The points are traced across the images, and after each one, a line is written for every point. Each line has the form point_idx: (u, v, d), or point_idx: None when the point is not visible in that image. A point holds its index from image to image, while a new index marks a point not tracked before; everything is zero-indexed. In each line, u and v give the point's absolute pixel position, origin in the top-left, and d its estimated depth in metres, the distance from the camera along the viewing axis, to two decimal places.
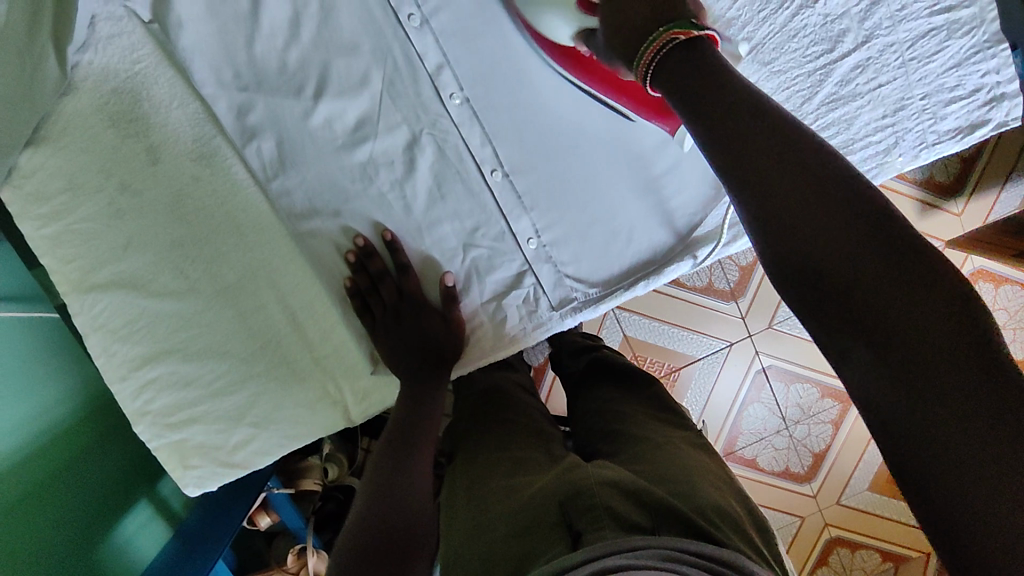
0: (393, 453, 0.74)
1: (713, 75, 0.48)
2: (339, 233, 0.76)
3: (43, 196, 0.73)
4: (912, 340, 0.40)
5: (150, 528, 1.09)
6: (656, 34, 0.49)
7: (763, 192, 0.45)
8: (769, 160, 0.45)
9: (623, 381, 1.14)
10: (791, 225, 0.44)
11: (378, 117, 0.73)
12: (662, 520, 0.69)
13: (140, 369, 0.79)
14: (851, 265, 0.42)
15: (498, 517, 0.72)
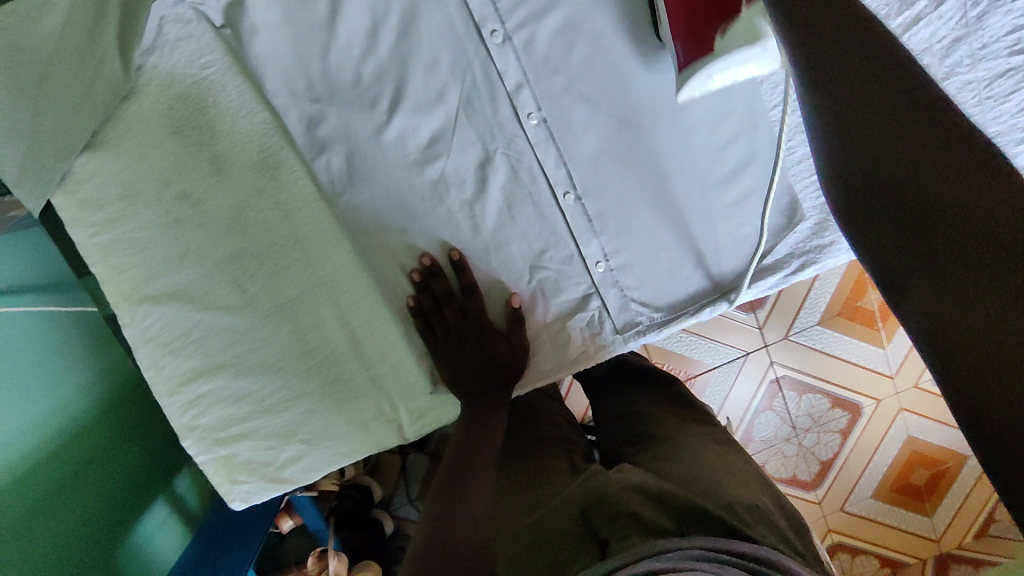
0: (454, 477, 0.66)
1: None
2: (404, 250, 0.74)
3: (98, 203, 0.69)
4: (987, 253, 0.31)
5: (169, 530, 1.06)
6: None
7: (829, 76, 0.35)
8: (836, 49, 0.34)
9: (650, 387, 1.12)
10: (853, 114, 0.34)
11: (452, 134, 0.70)
12: (688, 523, 0.71)
13: (191, 384, 0.76)
14: (913, 168, 0.33)
15: (522, 533, 0.74)
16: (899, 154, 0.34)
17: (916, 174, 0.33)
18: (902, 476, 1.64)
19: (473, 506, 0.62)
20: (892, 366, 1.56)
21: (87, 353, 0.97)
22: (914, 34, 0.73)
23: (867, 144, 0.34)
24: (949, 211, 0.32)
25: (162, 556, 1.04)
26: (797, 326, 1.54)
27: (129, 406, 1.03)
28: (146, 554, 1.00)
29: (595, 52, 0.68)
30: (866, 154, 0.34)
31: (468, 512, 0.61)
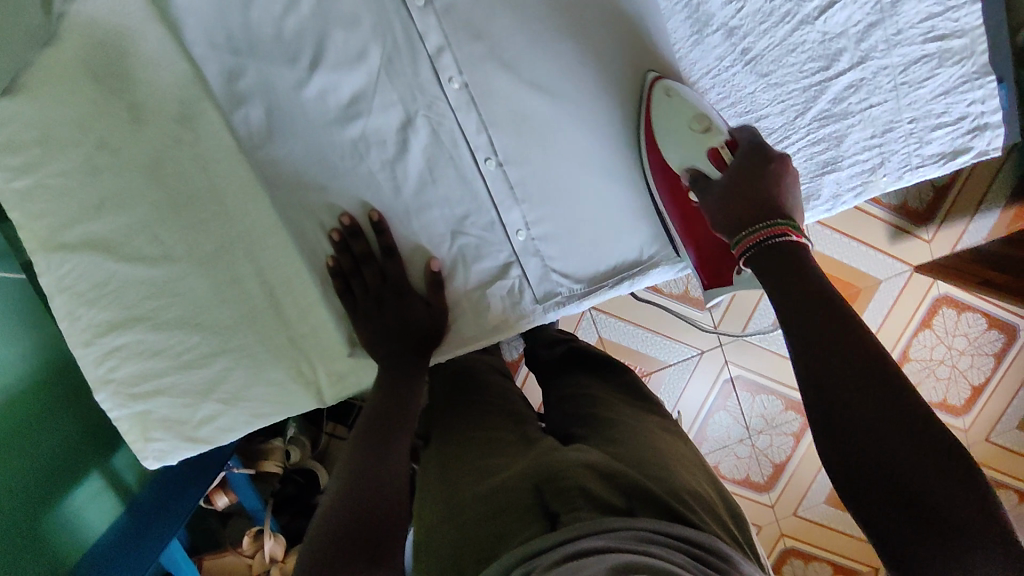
0: (372, 437, 0.65)
1: (794, 266, 0.55)
2: (324, 209, 0.75)
3: (15, 147, 0.69)
4: (930, 508, 0.45)
5: (99, 504, 1.02)
6: (751, 229, 0.58)
7: (820, 358, 0.50)
8: (823, 341, 0.51)
9: (603, 377, 1.04)
10: (837, 383, 0.49)
11: (373, 94, 0.71)
12: (639, 502, 0.61)
13: (106, 336, 0.76)
14: (877, 441, 0.47)
15: (470, 502, 0.65)
16: (864, 414, 0.48)
17: (847, 374, 0.49)
18: None
19: (392, 471, 0.62)
20: None
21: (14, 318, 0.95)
22: (831, 18, 0.74)
23: (843, 403, 0.49)
24: (875, 410, 0.47)
25: (91, 529, 1.00)
26: (753, 327, 1.53)
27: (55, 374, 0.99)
28: (69, 527, 0.97)
29: (514, 23, 0.71)
30: (820, 374, 0.50)
31: (386, 482, 0.60)
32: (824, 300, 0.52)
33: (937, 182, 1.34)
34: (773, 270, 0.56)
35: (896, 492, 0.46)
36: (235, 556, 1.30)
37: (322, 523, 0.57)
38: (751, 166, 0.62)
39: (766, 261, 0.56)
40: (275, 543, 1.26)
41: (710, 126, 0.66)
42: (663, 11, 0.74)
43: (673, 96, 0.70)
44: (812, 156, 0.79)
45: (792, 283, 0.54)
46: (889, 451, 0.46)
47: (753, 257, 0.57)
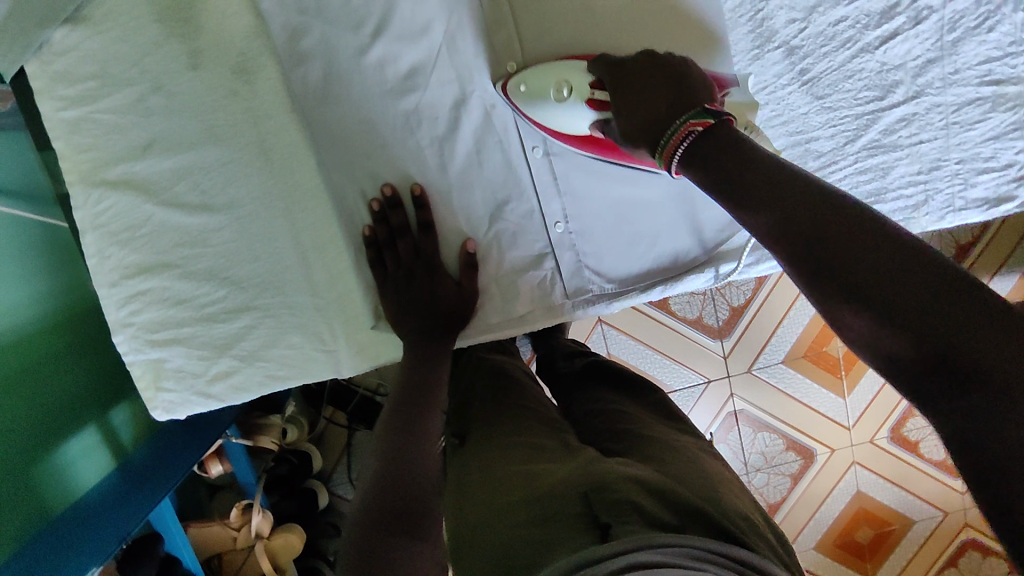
0: (403, 422, 0.66)
1: (718, 135, 0.52)
2: (367, 178, 0.75)
3: (72, 78, 0.70)
4: (932, 314, 0.39)
5: (93, 459, 0.99)
6: (674, 125, 0.55)
7: (763, 206, 0.47)
8: (760, 190, 0.48)
9: (630, 393, 1.04)
10: (790, 224, 0.45)
11: (431, 69, 0.72)
12: (688, 520, 0.65)
13: (132, 279, 0.76)
14: (853, 261, 0.42)
15: (514, 503, 0.68)
16: (831, 240, 0.43)
17: (794, 210, 0.45)
18: (848, 531, 1.60)
19: (426, 456, 0.63)
20: (849, 417, 1.56)
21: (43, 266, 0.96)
22: (891, 49, 0.74)
23: (802, 239, 0.45)
24: (859, 251, 0.42)
25: (84, 484, 0.97)
26: (761, 362, 1.53)
27: (83, 325, 1.00)
28: (64, 479, 0.95)
29: (577, 17, 0.72)
30: (771, 220, 0.46)
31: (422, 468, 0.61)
32: (756, 156, 0.50)
33: (960, 240, 1.34)
34: (705, 159, 0.52)
35: (885, 309, 0.41)
36: (222, 527, 1.26)
37: (361, 503, 0.58)
38: (631, 77, 0.61)
39: (699, 154, 0.53)
40: (263, 520, 1.24)
41: (570, 88, 0.67)
42: (728, 21, 0.73)
43: (524, 94, 0.69)
44: (858, 185, 0.78)
45: (735, 159, 0.50)
46: (867, 270, 0.42)
47: (683, 158, 0.54)
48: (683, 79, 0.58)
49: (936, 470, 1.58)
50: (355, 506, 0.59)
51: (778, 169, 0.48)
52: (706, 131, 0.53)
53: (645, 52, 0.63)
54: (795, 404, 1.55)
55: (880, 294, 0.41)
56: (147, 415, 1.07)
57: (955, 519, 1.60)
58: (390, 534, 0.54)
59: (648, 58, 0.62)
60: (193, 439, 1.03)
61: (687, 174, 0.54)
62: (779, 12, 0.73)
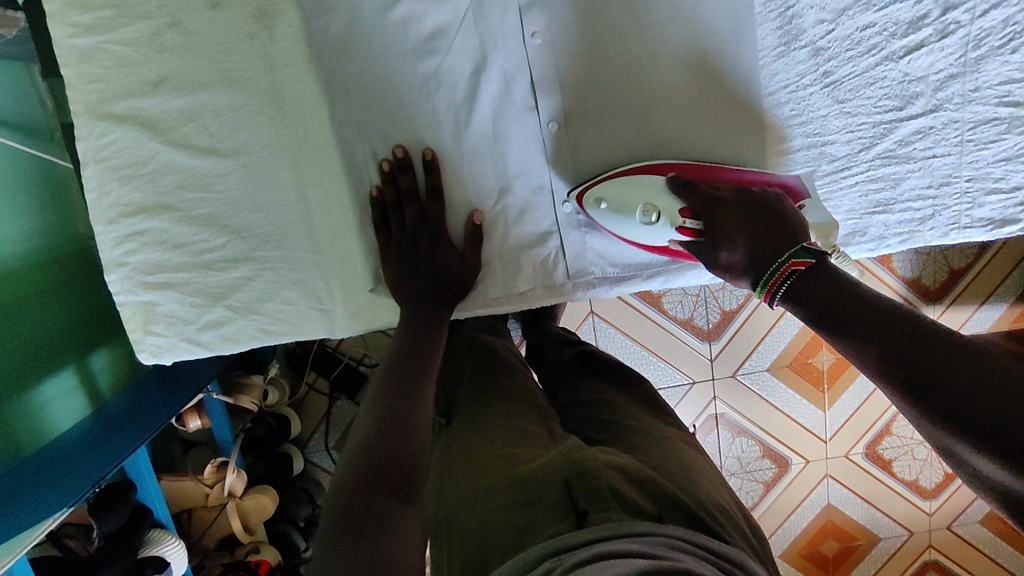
0: (398, 385, 0.67)
1: (809, 265, 0.59)
2: (379, 137, 0.74)
3: (86, 5, 0.68)
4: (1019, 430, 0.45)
5: (71, 399, 0.98)
6: (775, 264, 0.61)
7: (849, 324, 0.54)
8: (848, 313, 0.55)
9: (616, 381, 1.04)
10: (874, 341, 0.52)
11: (455, 33, 0.71)
12: (668, 511, 0.67)
13: (130, 218, 0.74)
14: (941, 379, 0.48)
15: (500, 483, 0.69)
16: (920, 359, 0.50)
17: (879, 334, 0.52)
18: (813, 543, 1.63)
19: (420, 425, 0.63)
20: (827, 430, 1.57)
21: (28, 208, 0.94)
22: (915, 60, 0.74)
23: (891, 357, 0.51)
24: (977, 404, 0.46)
25: (58, 425, 0.96)
26: (746, 368, 1.54)
27: (70, 271, 0.98)
28: (38, 418, 0.94)
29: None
30: (858, 339, 0.53)
31: (414, 431, 0.62)
32: (836, 284, 0.57)
33: (955, 265, 1.35)
34: (802, 291, 0.58)
35: (974, 422, 0.46)
36: (195, 483, 1.25)
37: (345, 473, 0.58)
38: (725, 205, 0.66)
39: (802, 288, 0.58)
40: (237, 479, 1.23)
41: (658, 213, 0.71)
42: (756, 16, 0.73)
43: (606, 210, 0.73)
44: (867, 194, 0.79)
45: (837, 295, 0.56)
46: (956, 387, 0.48)
47: (786, 289, 0.60)
48: (779, 212, 0.64)
49: (906, 489, 1.60)
50: (341, 468, 0.59)
51: (861, 299, 0.55)
52: (807, 272, 0.59)
53: (733, 186, 0.68)
54: (777, 416, 1.56)
55: (1002, 434, 0.45)
56: (129, 360, 1.05)
57: (919, 540, 1.63)
58: (374, 496, 0.55)
59: (737, 193, 0.67)
60: (169, 392, 1.01)
61: (790, 304, 0.59)
62: (809, 11, 0.73)
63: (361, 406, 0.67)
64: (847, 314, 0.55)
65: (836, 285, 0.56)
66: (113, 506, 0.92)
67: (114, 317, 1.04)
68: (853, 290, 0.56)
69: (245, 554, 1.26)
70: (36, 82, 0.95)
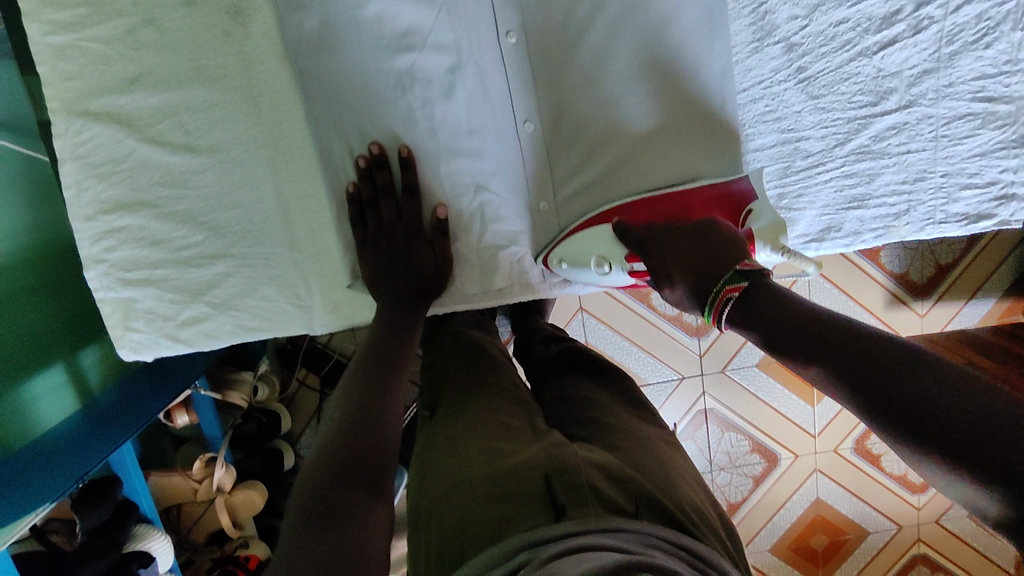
0: (372, 378, 0.68)
1: (749, 284, 0.57)
2: (356, 134, 0.74)
3: (62, 2, 0.69)
4: (979, 428, 0.41)
5: (60, 397, 0.98)
6: (715, 289, 0.59)
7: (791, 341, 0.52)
8: (788, 330, 0.52)
9: (600, 378, 1.05)
10: (817, 356, 0.50)
11: (429, 30, 0.71)
12: (644, 508, 0.68)
13: (108, 215, 0.75)
14: (889, 386, 0.45)
15: (475, 477, 0.70)
16: (865, 368, 0.47)
17: (821, 348, 0.50)
18: (803, 537, 1.64)
19: (392, 417, 0.65)
20: (815, 424, 1.58)
21: (2, 203, 0.91)
22: (889, 56, 0.74)
23: (835, 372, 0.48)
24: (930, 407, 0.43)
25: (49, 421, 0.96)
26: (735, 363, 1.55)
27: (59, 270, 0.98)
28: (27, 415, 0.94)
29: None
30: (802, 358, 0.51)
31: (388, 425, 0.64)
32: (775, 302, 0.55)
33: (942, 261, 1.35)
34: (745, 313, 0.56)
35: (928, 430, 0.42)
36: (184, 479, 1.25)
37: (313, 465, 0.59)
38: (658, 242, 0.67)
39: (745, 313, 0.56)
40: (225, 475, 1.24)
41: (609, 262, 0.73)
42: (729, 13, 0.73)
43: (567, 268, 0.77)
44: (843, 189, 0.79)
45: (781, 318, 0.53)
46: (906, 391, 0.44)
47: (730, 315, 0.57)
48: (707, 237, 0.63)
49: (894, 484, 1.61)
50: (314, 454, 0.60)
51: (800, 315, 0.53)
52: (743, 296, 0.57)
53: (665, 226, 0.68)
54: (766, 411, 1.57)
55: (965, 453, 0.41)
56: (117, 358, 1.06)
57: (909, 533, 1.64)
58: (345, 487, 0.56)
59: (668, 233, 0.67)
60: (161, 386, 1.03)
61: (738, 331, 0.57)
62: (782, 7, 0.73)
63: (334, 396, 0.69)
64: (789, 331, 0.52)
65: (773, 304, 0.54)
66: (95, 502, 0.93)
67: (96, 315, 1.04)
68: (793, 306, 0.54)
69: (235, 549, 1.28)
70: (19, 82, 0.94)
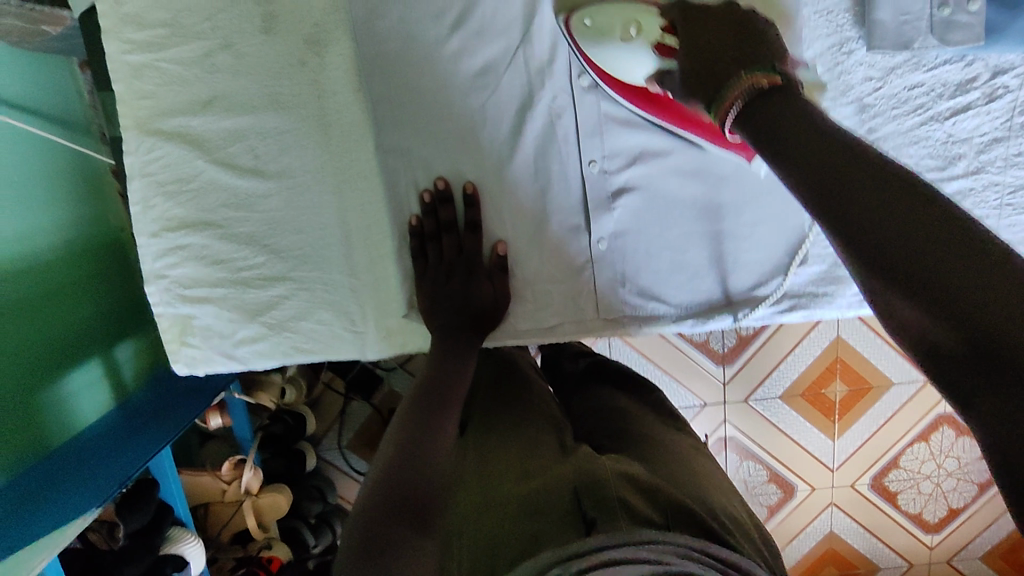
0: (422, 413, 0.68)
1: (781, 101, 0.51)
2: (422, 168, 0.75)
3: (142, 23, 0.69)
4: (918, 251, 0.41)
5: (96, 391, 1.00)
6: (735, 79, 0.53)
7: (798, 160, 0.48)
8: (803, 151, 0.48)
9: (629, 392, 1.05)
10: (821, 176, 0.46)
11: (504, 69, 0.72)
12: (676, 520, 0.67)
13: (172, 233, 0.75)
14: (866, 206, 0.43)
15: (506, 493, 0.69)
16: (855, 194, 0.44)
17: (827, 168, 0.46)
18: (813, 568, 1.64)
19: (440, 454, 0.64)
20: (834, 459, 1.57)
21: (62, 199, 0.97)
22: (960, 122, 0.74)
23: (833, 193, 0.45)
24: (889, 229, 0.42)
25: (85, 417, 0.98)
26: (759, 394, 1.54)
27: (106, 265, 1.03)
28: (68, 407, 0.95)
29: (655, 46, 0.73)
30: (802, 177, 0.47)
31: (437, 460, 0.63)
32: (799, 121, 0.49)
33: None
34: (759, 116, 0.51)
35: (889, 256, 0.42)
36: (212, 479, 1.27)
37: (364, 510, 0.58)
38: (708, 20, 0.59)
39: (758, 117, 0.51)
40: (253, 476, 1.26)
41: (638, 28, 0.65)
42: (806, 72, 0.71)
43: (588, 27, 0.68)
44: None
45: (791, 118, 0.50)
46: (872, 215, 0.43)
47: (738, 119, 0.53)
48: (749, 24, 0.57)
49: (909, 522, 1.61)
50: (365, 493, 0.61)
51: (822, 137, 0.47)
52: (764, 88, 0.52)
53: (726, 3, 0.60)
54: (785, 442, 1.56)
55: (888, 254, 0.42)
56: (150, 356, 1.10)
57: (918, 571, 1.65)
58: (394, 524, 0.56)
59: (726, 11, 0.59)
60: (196, 389, 1.04)
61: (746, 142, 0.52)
62: (858, 68, 0.72)
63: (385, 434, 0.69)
64: (803, 150, 0.48)
65: (792, 121, 0.49)
66: (136, 505, 0.95)
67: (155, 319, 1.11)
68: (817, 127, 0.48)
69: (258, 550, 1.28)
70: (80, 82, 1.00)
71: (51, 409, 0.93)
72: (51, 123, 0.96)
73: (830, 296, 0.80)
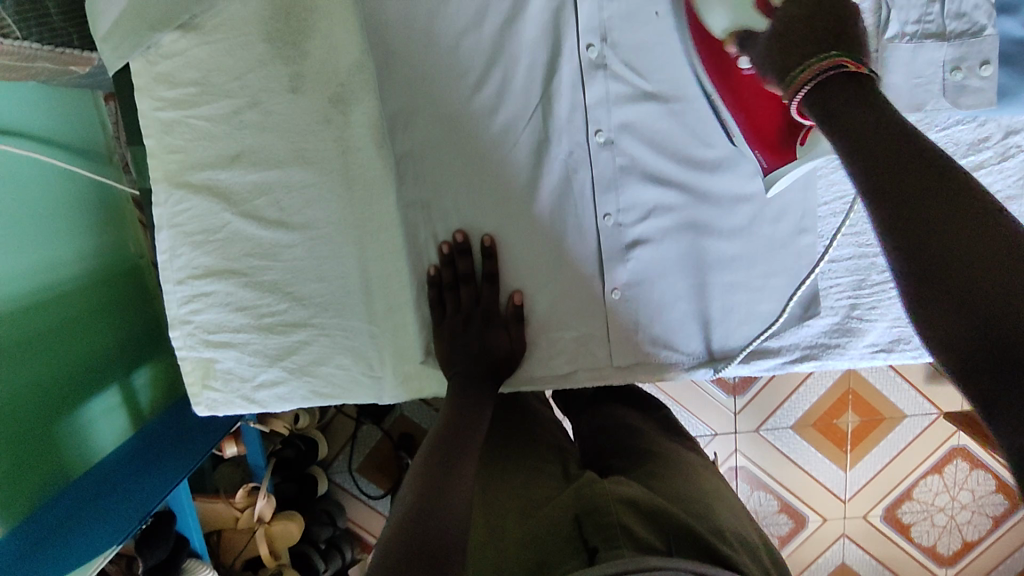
0: (440, 454, 0.69)
1: (864, 102, 0.49)
2: (441, 220, 0.77)
3: (173, 82, 0.72)
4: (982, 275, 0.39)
5: (114, 418, 1.01)
6: (820, 57, 0.51)
7: (876, 162, 0.46)
8: (886, 152, 0.46)
9: (640, 409, 1.04)
10: (901, 184, 0.44)
11: (524, 125, 0.74)
12: (677, 544, 0.66)
13: (198, 280, 0.77)
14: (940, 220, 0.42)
15: (513, 529, 0.70)
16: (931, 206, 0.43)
17: (906, 174, 0.44)
18: None
19: (456, 493, 0.64)
20: (846, 490, 1.56)
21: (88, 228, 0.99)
22: None
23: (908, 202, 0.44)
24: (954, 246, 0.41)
25: (103, 446, 0.99)
26: (770, 424, 1.53)
27: (124, 291, 1.05)
28: (86, 436, 0.96)
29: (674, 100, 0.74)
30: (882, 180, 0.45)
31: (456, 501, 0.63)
32: (885, 124, 0.47)
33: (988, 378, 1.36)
34: (832, 99, 0.50)
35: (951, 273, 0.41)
36: (226, 506, 1.28)
37: (384, 550, 0.57)
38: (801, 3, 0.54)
39: (833, 100, 0.50)
40: (266, 505, 1.27)
41: None
42: None
43: None
44: None
45: (867, 117, 0.48)
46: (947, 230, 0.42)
47: (811, 93, 0.51)
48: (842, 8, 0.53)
49: (921, 554, 1.59)
50: (382, 543, 0.59)
51: (908, 146, 0.46)
52: (852, 73, 0.50)
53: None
54: (796, 472, 1.54)
55: (957, 272, 0.40)
56: (165, 380, 1.12)
57: None
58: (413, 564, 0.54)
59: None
60: (207, 421, 1.04)
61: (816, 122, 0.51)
62: None
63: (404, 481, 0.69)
64: (885, 151, 0.46)
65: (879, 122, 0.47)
66: (155, 542, 0.96)
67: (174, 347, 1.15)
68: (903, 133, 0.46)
69: None
70: (102, 112, 1.03)
71: (71, 438, 0.93)
72: (77, 154, 0.99)
73: (841, 347, 0.82)
